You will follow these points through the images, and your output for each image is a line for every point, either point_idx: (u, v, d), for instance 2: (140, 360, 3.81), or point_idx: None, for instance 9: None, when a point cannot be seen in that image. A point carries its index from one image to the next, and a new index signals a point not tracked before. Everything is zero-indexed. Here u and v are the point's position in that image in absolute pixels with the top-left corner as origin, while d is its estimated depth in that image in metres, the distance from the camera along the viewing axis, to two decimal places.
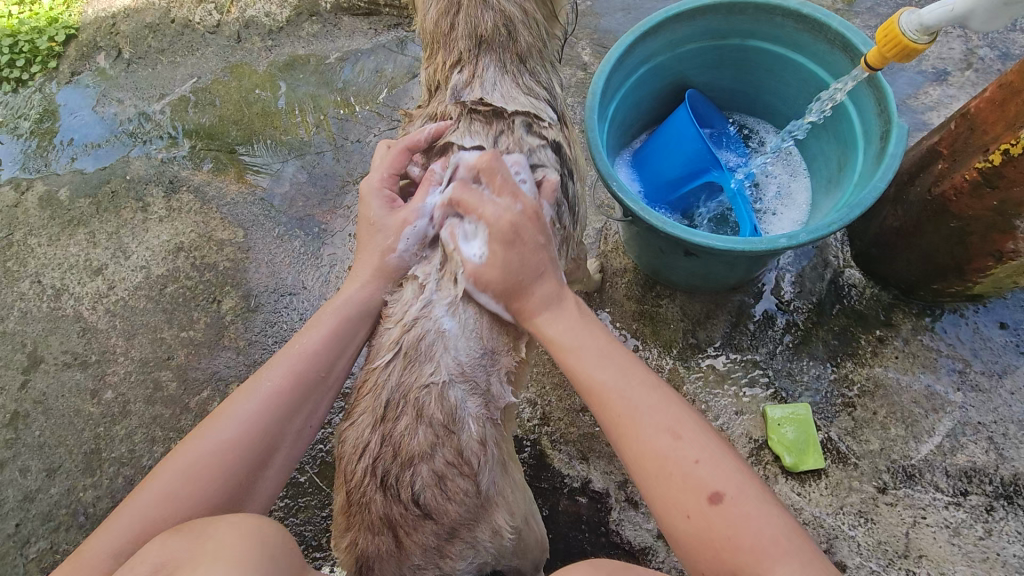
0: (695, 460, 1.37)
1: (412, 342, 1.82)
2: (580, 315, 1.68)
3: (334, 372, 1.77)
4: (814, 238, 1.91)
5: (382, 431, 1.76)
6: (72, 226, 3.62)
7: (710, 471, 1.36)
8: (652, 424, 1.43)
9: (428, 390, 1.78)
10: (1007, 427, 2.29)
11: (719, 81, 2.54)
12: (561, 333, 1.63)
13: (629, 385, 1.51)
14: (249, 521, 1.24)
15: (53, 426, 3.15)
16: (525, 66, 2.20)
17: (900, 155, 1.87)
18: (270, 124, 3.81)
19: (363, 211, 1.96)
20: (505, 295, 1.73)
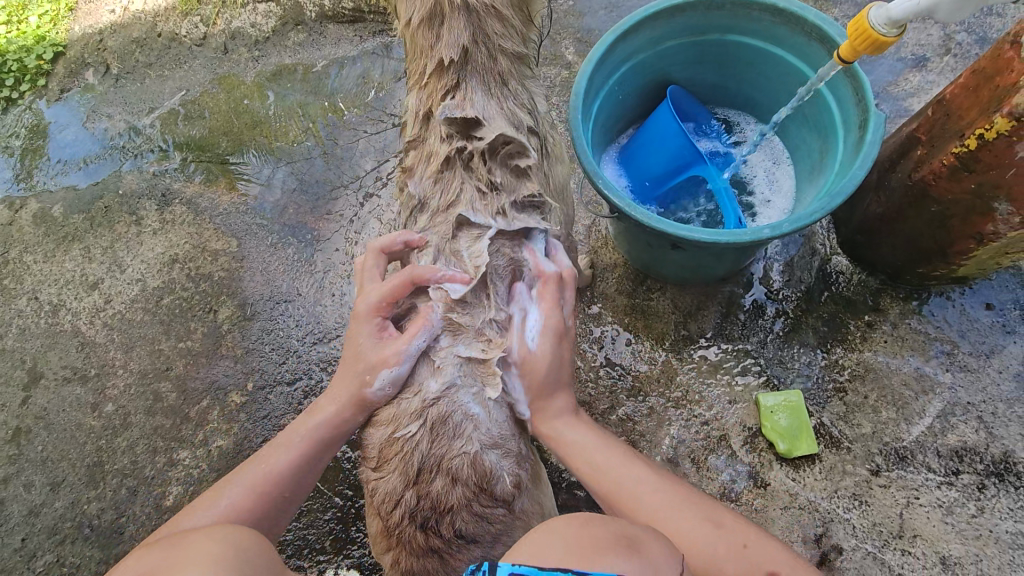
0: (745, 544, 1.45)
1: (438, 417, 1.78)
2: (596, 434, 1.82)
3: (294, 495, 1.73)
4: (797, 228, 1.94)
5: (416, 488, 1.76)
6: (67, 242, 3.65)
7: (760, 553, 1.43)
8: (689, 515, 1.53)
9: (461, 457, 1.76)
10: (995, 406, 2.32)
11: (701, 77, 2.57)
12: (586, 450, 1.76)
13: (661, 490, 1.61)
14: (228, 534, 1.26)
15: (55, 441, 3.18)
16: (509, 87, 2.15)
17: (879, 143, 1.90)
18: (259, 134, 3.83)
19: (353, 339, 1.86)
20: (539, 393, 1.82)
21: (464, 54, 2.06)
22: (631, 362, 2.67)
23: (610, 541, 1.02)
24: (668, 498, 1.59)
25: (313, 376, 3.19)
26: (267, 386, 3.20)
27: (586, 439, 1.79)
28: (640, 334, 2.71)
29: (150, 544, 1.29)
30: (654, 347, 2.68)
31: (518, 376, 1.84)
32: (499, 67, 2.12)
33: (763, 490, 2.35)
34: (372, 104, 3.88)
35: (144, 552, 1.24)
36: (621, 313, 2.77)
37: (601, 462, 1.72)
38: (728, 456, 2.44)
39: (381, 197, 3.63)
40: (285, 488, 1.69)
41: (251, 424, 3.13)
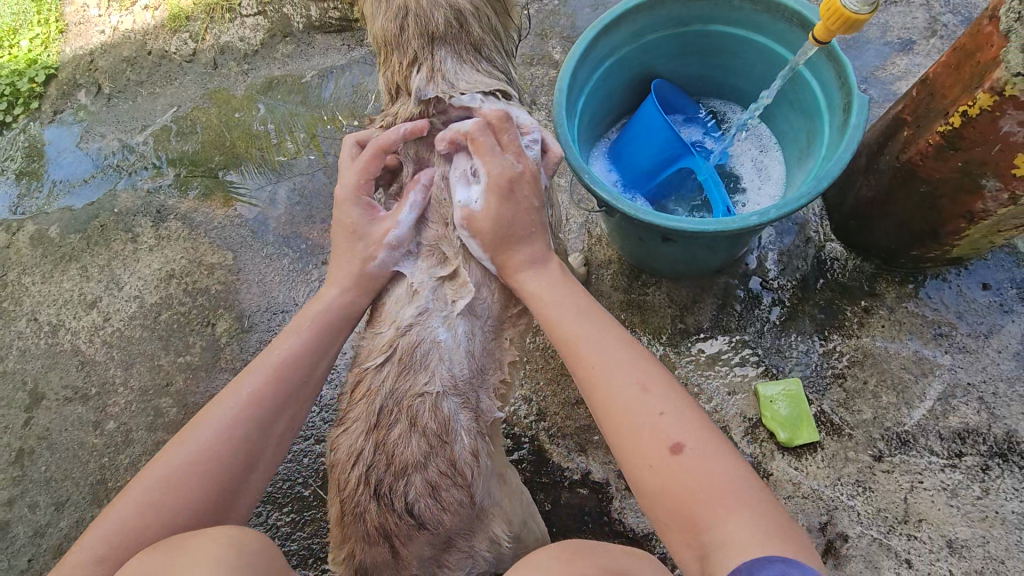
0: (660, 413, 1.44)
1: (407, 349, 1.89)
2: (558, 279, 1.76)
3: (314, 376, 1.79)
4: (783, 214, 1.94)
5: (376, 438, 1.83)
6: (64, 262, 3.66)
7: (673, 424, 1.43)
8: (619, 374, 1.52)
9: (423, 399, 1.85)
10: (996, 386, 2.31)
11: (686, 68, 2.58)
12: (540, 291, 1.73)
13: (602, 345, 1.59)
14: (227, 532, 1.27)
15: (58, 460, 3.18)
16: (482, 55, 2.13)
17: (863, 125, 1.90)
18: (252, 146, 3.85)
19: (342, 217, 1.91)
20: (494, 246, 1.80)
21: (433, 37, 2.06)
22: None
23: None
24: (604, 353, 1.57)
25: None
26: None
27: (543, 282, 1.75)
28: (637, 329, 2.71)
29: (152, 547, 1.31)
30: (652, 341, 2.68)
31: (472, 239, 1.86)
32: (469, 39, 2.09)
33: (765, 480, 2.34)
34: (363, 112, 3.89)
35: (145, 556, 1.25)
36: (617, 309, 2.77)
37: (550, 307, 1.69)
38: None
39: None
40: (302, 371, 1.75)
41: None
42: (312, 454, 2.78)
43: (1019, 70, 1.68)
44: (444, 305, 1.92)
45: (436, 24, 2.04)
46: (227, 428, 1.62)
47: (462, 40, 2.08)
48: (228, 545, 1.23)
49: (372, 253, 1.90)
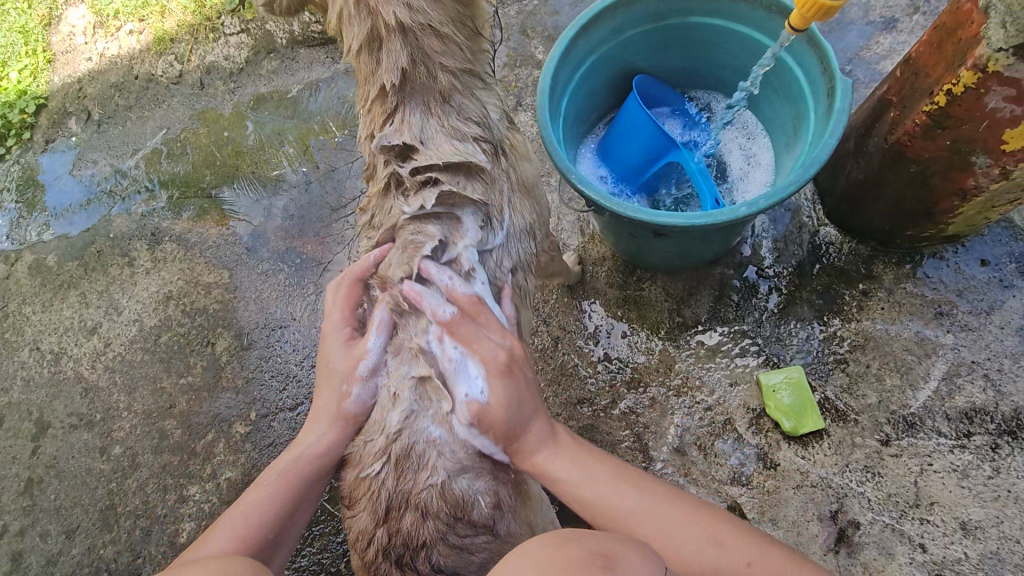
0: (748, 564, 1.47)
1: (401, 452, 1.79)
2: (583, 454, 1.72)
3: (284, 530, 1.68)
4: (772, 203, 1.92)
5: (388, 527, 1.78)
6: (63, 290, 3.68)
7: (765, 569, 1.46)
8: (689, 540, 1.51)
9: (428, 491, 1.77)
10: (1001, 363, 2.27)
11: (668, 62, 2.56)
12: (573, 478, 1.66)
13: (655, 514, 1.57)
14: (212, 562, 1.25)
15: (67, 488, 3.19)
16: (452, 105, 2.08)
17: (847, 110, 1.88)
18: (242, 164, 3.86)
19: (325, 355, 1.91)
20: (507, 438, 1.71)
21: (403, 77, 1.99)
22: (629, 354, 2.65)
23: (584, 562, 1.11)
24: (664, 519, 1.55)
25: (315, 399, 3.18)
26: (270, 413, 3.20)
27: (571, 465, 1.68)
28: (635, 325, 2.69)
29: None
30: (651, 337, 2.66)
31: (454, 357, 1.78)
32: (439, 88, 2.04)
33: (773, 471, 2.31)
34: (351, 122, 3.89)
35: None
36: (614, 306, 2.75)
37: (590, 491, 1.63)
38: (734, 440, 2.40)
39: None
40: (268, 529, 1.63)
41: (257, 453, 3.12)
42: None
43: (1001, 46, 1.65)
44: (427, 404, 1.80)
45: (403, 60, 1.96)
46: None
47: (431, 87, 2.03)
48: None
49: (347, 389, 1.84)
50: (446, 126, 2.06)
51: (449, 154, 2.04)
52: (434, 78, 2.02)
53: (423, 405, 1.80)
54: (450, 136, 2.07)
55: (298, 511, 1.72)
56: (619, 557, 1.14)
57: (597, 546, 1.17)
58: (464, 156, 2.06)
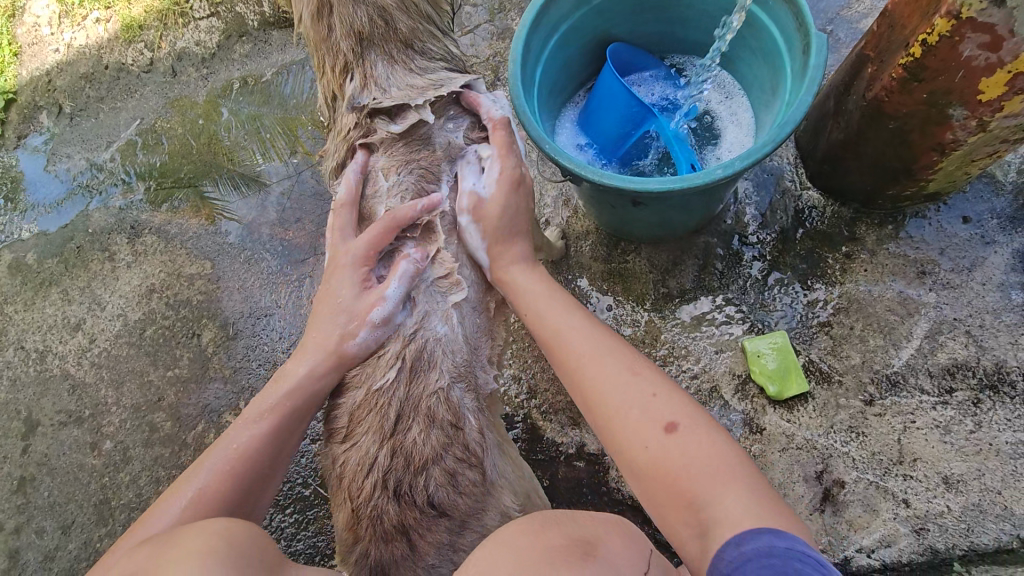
0: (652, 393, 1.47)
1: (414, 353, 1.85)
2: (542, 282, 1.86)
3: (275, 463, 1.70)
4: (747, 164, 1.90)
5: (390, 445, 1.78)
6: (44, 287, 3.64)
7: (664, 405, 1.44)
8: (608, 360, 1.57)
9: (437, 395, 1.84)
10: (983, 319, 2.28)
11: (644, 27, 2.51)
12: (529, 296, 1.82)
13: (587, 336, 1.66)
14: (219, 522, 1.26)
15: (60, 484, 3.19)
16: (415, 48, 2.11)
17: (822, 67, 1.84)
18: (219, 153, 3.79)
19: (332, 288, 1.83)
20: (497, 235, 1.91)
21: (359, 37, 2.05)
22: (615, 327, 2.64)
23: (566, 549, 1.14)
24: (589, 343, 1.64)
25: None
26: None
27: (533, 286, 1.84)
28: (620, 298, 2.68)
29: (140, 546, 1.28)
30: (636, 308, 2.65)
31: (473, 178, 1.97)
32: (398, 34, 2.08)
33: (759, 435, 2.33)
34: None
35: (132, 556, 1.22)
36: (599, 279, 2.74)
37: (539, 304, 1.79)
38: (720, 407, 2.41)
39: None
40: (262, 464, 1.66)
41: None
42: (309, 454, 2.77)
43: None
44: (435, 303, 1.91)
45: (356, 22, 2.03)
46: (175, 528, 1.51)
47: (391, 37, 2.07)
48: (215, 540, 1.18)
49: (354, 330, 1.80)
50: (412, 68, 2.09)
51: (423, 88, 2.06)
52: (393, 28, 2.07)
53: (431, 305, 1.90)
54: (418, 73, 2.09)
55: (289, 443, 1.75)
56: (602, 546, 1.18)
57: (579, 534, 1.21)
58: (435, 88, 2.07)
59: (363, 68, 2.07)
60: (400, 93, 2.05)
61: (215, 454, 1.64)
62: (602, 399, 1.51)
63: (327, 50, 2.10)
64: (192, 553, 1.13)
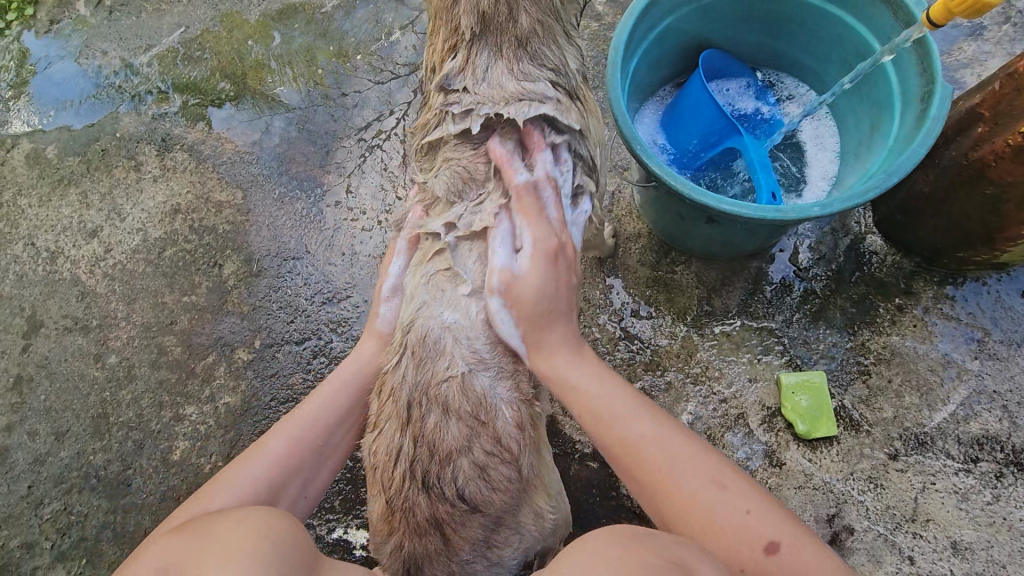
0: (746, 511, 1.38)
1: (417, 340, 1.80)
2: (624, 395, 1.64)
3: (331, 440, 1.82)
4: (843, 208, 1.84)
5: (412, 432, 1.74)
6: (62, 186, 3.49)
7: (760, 523, 1.37)
8: (687, 474, 1.46)
9: (485, 398, 1.79)
10: (1022, 396, 2.28)
11: (746, 34, 2.41)
12: (591, 398, 1.64)
13: (663, 444, 1.52)
14: (258, 517, 1.17)
15: (58, 390, 3.13)
16: (527, 49, 1.96)
17: (942, 119, 1.77)
18: (265, 79, 3.61)
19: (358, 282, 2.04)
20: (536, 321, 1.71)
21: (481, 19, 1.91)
22: (651, 335, 2.61)
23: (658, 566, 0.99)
24: (676, 454, 1.50)
25: (322, 336, 3.06)
26: (275, 344, 3.07)
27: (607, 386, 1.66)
28: (661, 308, 2.64)
29: (179, 525, 1.21)
30: (676, 321, 2.62)
31: (506, 308, 1.74)
32: (516, 28, 1.93)
33: (778, 469, 2.34)
34: (374, 51, 3.64)
35: (170, 537, 1.14)
36: (642, 285, 2.68)
37: (616, 410, 1.60)
38: (745, 435, 2.41)
39: (385, 150, 3.43)
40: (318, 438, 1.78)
41: (258, 382, 3.02)
42: None
43: None
44: (439, 295, 1.84)
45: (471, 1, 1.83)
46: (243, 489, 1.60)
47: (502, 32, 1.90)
48: (260, 543, 1.09)
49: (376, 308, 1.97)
50: (514, 69, 1.94)
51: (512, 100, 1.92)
52: (513, 20, 1.92)
53: (435, 296, 1.84)
54: (518, 78, 1.93)
55: (344, 423, 1.86)
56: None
57: (671, 555, 1.05)
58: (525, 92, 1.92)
59: (467, 51, 1.95)
60: (493, 98, 1.92)
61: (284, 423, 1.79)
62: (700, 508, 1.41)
63: (445, 21, 1.98)
64: (235, 555, 1.04)
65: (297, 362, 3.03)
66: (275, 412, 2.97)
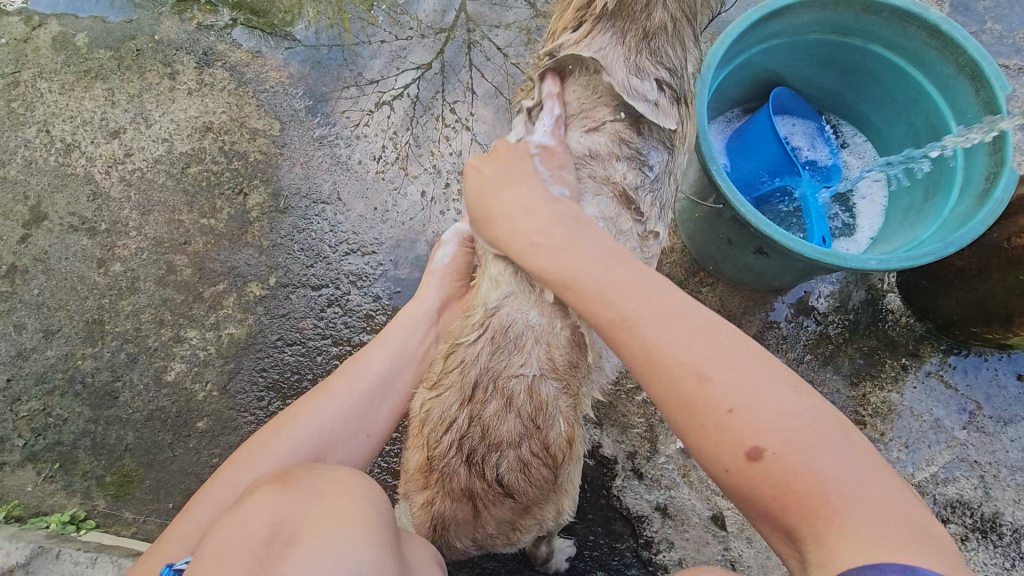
0: (729, 407, 1.15)
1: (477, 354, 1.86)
2: (604, 255, 1.41)
3: (393, 383, 1.98)
4: (899, 267, 1.90)
5: (473, 412, 1.86)
6: (88, 78, 3.33)
7: (749, 419, 1.13)
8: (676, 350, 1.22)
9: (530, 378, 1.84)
10: (998, 470, 2.43)
11: (821, 78, 2.46)
12: (578, 272, 1.40)
13: (653, 323, 1.26)
14: (351, 483, 1.28)
15: (54, 288, 3.01)
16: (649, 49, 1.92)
17: (1003, 202, 1.87)
18: (321, 10, 3.45)
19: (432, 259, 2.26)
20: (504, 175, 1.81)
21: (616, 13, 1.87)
22: None
23: None
24: (664, 333, 1.24)
25: (340, 286, 3.03)
26: (290, 285, 3.02)
27: (557, 223, 1.53)
28: None
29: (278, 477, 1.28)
30: None
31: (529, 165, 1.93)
32: (649, 20, 1.88)
33: None
34: (401, 3, 3.47)
35: (272, 492, 1.20)
36: None
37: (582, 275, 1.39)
38: None
39: (391, 108, 3.33)
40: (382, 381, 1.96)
41: (267, 319, 2.97)
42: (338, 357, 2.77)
43: None
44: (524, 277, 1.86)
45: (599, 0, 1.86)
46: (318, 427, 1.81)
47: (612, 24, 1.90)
48: (362, 509, 1.22)
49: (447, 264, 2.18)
50: (632, 61, 1.91)
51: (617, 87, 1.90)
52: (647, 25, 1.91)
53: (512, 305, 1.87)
54: (632, 72, 1.91)
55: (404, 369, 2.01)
56: None
57: None
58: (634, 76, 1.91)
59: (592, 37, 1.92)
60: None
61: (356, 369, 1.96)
62: (678, 369, 1.20)
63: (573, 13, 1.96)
64: (347, 526, 1.16)
65: (310, 307, 3.00)
66: (279, 352, 2.94)
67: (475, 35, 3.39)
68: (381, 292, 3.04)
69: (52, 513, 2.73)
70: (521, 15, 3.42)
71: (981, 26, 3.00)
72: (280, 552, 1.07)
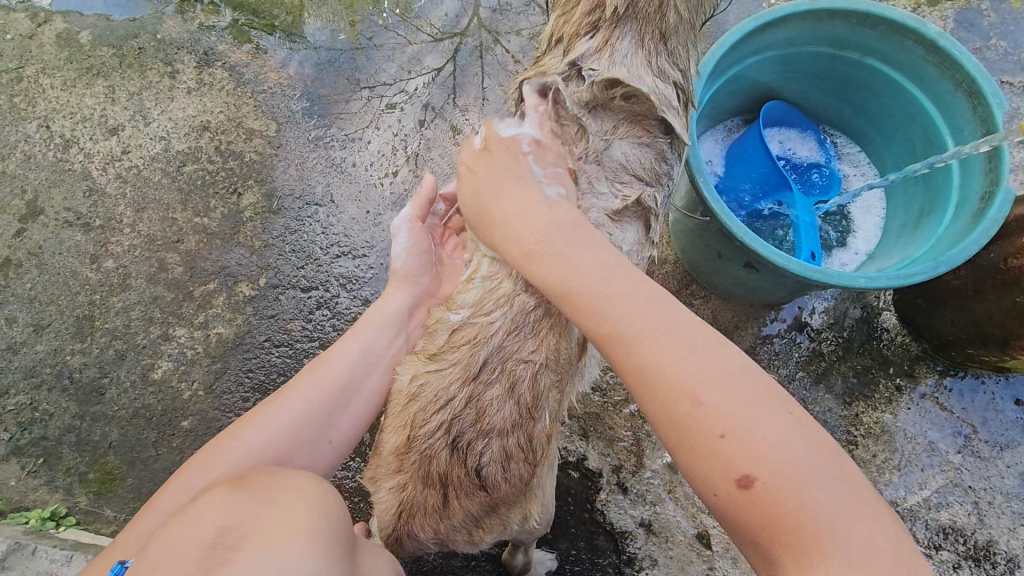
0: (677, 349, 1.18)
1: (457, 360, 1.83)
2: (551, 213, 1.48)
3: (360, 386, 1.97)
4: (889, 285, 1.85)
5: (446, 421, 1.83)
6: (89, 75, 3.34)
7: (678, 354, 1.18)
8: (618, 300, 1.27)
9: (505, 389, 1.81)
10: (993, 497, 2.37)
11: (818, 91, 2.43)
12: (525, 234, 1.46)
13: (601, 263, 1.34)
14: (309, 492, 1.26)
15: (46, 282, 3.02)
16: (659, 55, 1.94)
17: (999, 223, 1.82)
18: (323, 13, 3.45)
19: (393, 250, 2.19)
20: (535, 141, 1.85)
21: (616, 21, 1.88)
22: None
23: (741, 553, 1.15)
24: (609, 277, 1.31)
25: (330, 289, 3.02)
26: (280, 286, 3.01)
27: (551, 222, 1.45)
28: None
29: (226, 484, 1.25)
30: None
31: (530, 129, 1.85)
32: (664, 21, 1.90)
33: None
34: (405, 6, 3.47)
35: (223, 496, 1.18)
36: None
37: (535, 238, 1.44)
38: None
39: (388, 108, 3.32)
40: (347, 384, 1.94)
41: (256, 320, 2.97)
42: None
43: None
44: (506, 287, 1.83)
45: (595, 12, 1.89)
46: (280, 432, 1.79)
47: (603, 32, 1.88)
48: (311, 515, 1.19)
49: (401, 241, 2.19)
50: (651, 64, 1.93)
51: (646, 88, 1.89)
52: (662, 14, 1.89)
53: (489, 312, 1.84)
54: (653, 73, 1.93)
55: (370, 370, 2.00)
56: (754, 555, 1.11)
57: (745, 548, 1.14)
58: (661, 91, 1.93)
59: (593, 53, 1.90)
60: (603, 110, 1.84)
61: (323, 370, 1.95)
62: (673, 387, 1.15)
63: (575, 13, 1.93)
64: (295, 528, 1.13)
65: (299, 308, 2.99)
66: (267, 353, 2.93)
67: (475, 40, 3.39)
68: (370, 295, 3.02)
69: (33, 508, 2.72)
70: (519, 21, 3.41)
71: (986, 42, 2.95)
72: (223, 557, 1.04)
